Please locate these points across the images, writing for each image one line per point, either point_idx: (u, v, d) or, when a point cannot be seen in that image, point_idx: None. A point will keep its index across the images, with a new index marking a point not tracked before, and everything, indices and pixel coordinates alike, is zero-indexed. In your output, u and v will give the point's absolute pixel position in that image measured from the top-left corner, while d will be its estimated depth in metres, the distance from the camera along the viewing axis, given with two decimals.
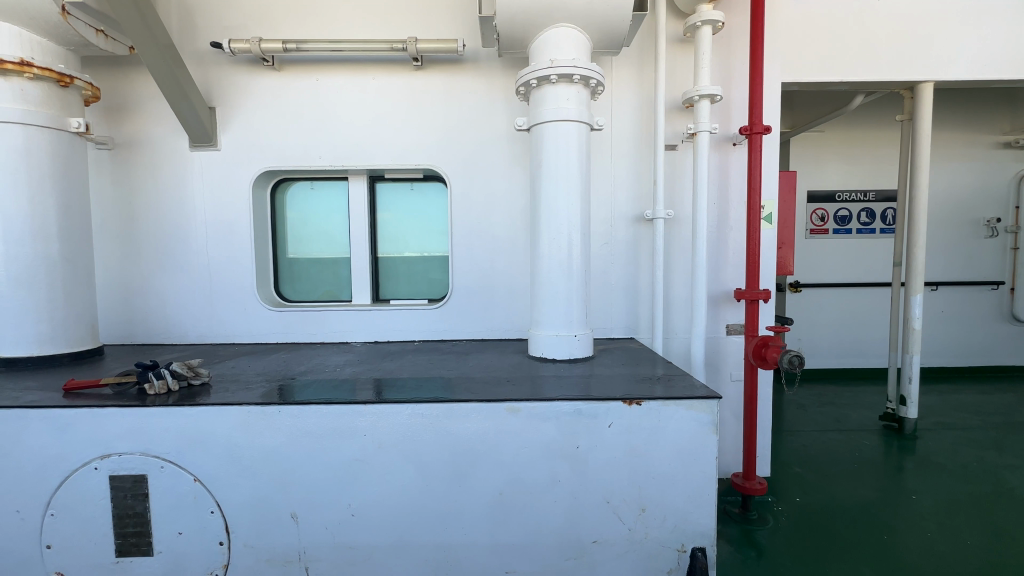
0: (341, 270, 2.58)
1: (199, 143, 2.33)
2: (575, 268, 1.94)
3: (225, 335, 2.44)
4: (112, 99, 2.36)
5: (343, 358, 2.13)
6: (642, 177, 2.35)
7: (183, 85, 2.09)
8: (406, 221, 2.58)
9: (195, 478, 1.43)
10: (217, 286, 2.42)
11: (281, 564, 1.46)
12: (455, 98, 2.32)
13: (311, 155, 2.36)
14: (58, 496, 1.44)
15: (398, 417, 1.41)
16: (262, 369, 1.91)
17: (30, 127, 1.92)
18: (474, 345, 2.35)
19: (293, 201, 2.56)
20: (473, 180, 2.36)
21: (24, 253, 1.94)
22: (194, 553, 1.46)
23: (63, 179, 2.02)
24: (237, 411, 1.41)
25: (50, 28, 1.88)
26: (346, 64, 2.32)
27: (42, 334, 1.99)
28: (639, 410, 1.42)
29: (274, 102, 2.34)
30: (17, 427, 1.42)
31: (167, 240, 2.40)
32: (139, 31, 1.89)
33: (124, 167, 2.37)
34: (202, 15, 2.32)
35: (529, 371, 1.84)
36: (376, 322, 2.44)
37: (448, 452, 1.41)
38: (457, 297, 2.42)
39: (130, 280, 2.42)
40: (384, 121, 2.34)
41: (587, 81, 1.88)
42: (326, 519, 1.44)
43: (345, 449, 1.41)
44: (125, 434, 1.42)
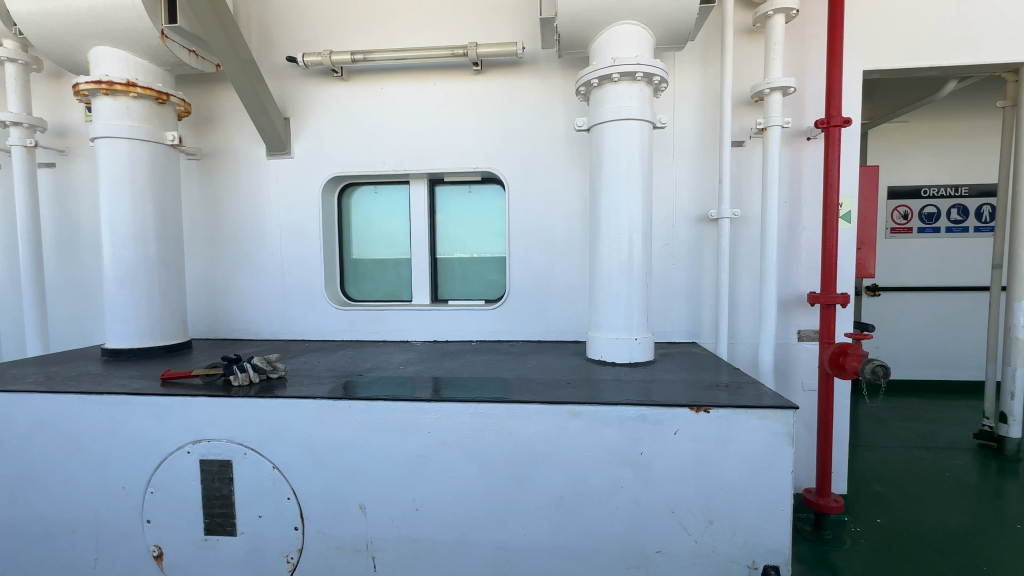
0: (402, 270, 2.67)
1: (274, 152, 2.49)
2: (635, 270, 1.89)
3: (296, 332, 2.59)
4: (200, 114, 2.57)
5: (405, 356, 2.19)
6: (706, 175, 2.26)
7: (261, 97, 2.25)
8: (464, 222, 2.62)
9: (273, 465, 1.53)
10: (289, 285, 2.57)
11: (350, 552, 1.53)
12: (514, 101, 2.34)
13: (376, 160, 2.46)
14: (157, 475, 1.58)
15: (460, 416, 1.44)
16: (331, 365, 2.01)
17: (134, 141, 2.13)
18: (530, 346, 2.35)
19: (358, 204, 2.68)
20: (530, 182, 2.37)
21: (128, 255, 2.16)
22: (272, 536, 1.56)
23: (161, 187, 2.23)
24: (312, 405, 1.49)
25: (151, 51, 2.08)
26: (409, 72, 2.40)
27: (141, 327, 2.20)
28: (707, 418, 1.36)
29: (342, 111, 2.46)
30: (123, 412, 1.58)
31: (247, 242, 2.58)
32: (225, 50, 2.06)
33: (210, 175, 2.58)
34: (278, 31, 2.47)
35: (589, 374, 1.82)
36: (435, 321, 2.50)
37: (510, 452, 1.43)
38: (514, 298, 2.44)
39: (214, 280, 2.62)
40: (444, 126, 2.40)
41: (650, 78, 1.83)
42: (392, 512, 1.49)
43: (410, 445, 1.46)
44: (214, 422, 1.55)
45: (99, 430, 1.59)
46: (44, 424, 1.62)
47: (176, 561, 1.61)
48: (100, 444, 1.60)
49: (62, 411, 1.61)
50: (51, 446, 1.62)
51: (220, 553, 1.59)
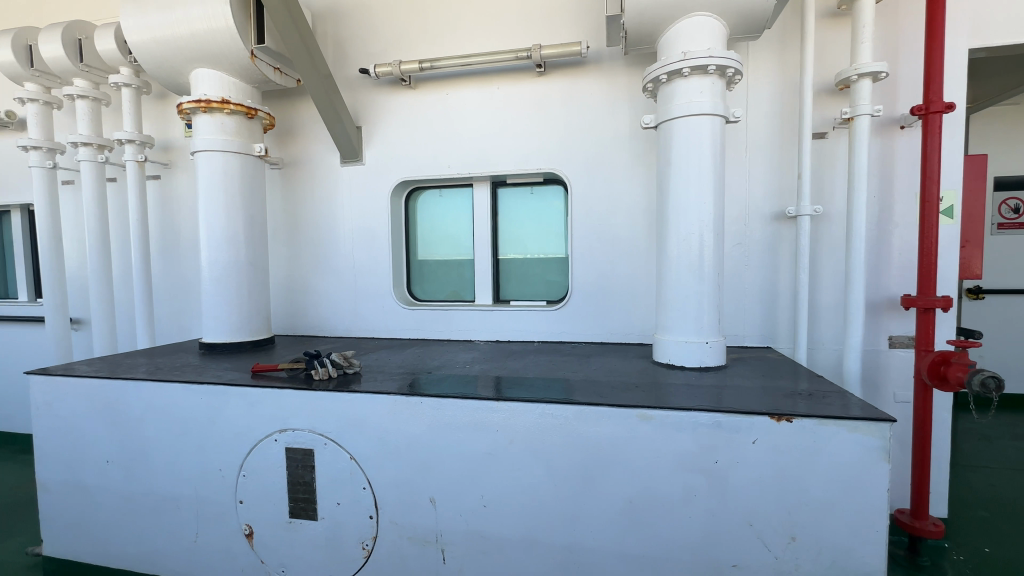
0: (465, 271, 2.73)
1: (348, 159, 2.63)
2: (706, 270, 1.82)
3: (366, 330, 2.72)
4: (282, 126, 2.76)
5: (470, 355, 2.24)
6: (783, 170, 2.13)
7: (337, 108, 2.39)
8: (526, 223, 2.64)
9: (351, 456, 1.62)
10: (361, 285, 2.70)
11: (421, 543, 1.58)
12: (577, 101, 2.33)
13: (442, 164, 2.54)
14: (249, 460, 1.72)
15: (528, 416, 1.45)
16: (400, 363, 2.09)
17: (228, 154, 2.33)
18: (593, 348, 2.32)
19: (423, 207, 2.77)
20: (594, 182, 2.34)
21: (222, 257, 2.36)
22: (350, 522, 1.65)
23: (250, 195, 2.42)
24: (386, 400, 1.56)
25: (242, 70, 2.27)
26: (474, 77, 2.45)
27: (232, 324, 2.41)
28: (790, 427, 1.29)
29: (410, 118, 2.55)
30: (220, 400, 1.73)
31: (323, 245, 2.74)
32: (307, 66, 2.21)
33: (291, 183, 2.76)
34: (352, 45, 2.61)
35: (657, 377, 1.78)
36: (498, 321, 2.54)
37: (577, 453, 1.42)
38: (576, 299, 2.43)
39: (294, 280, 2.81)
40: (507, 128, 2.43)
41: (723, 71, 1.76)
42: (460, 507, 1.53)
43: (479, 443, 1.49)
44: (298, 413, 1.66)
45: (201, 416, 1.76)
46: (155, 409, 1.81)
47: (264, 541, 1.75)
48: (201, 428, 1.76)
49: (169, 398, 1.79)
50: (160, 429, 1.81)
51: (303, 535, 1.70)
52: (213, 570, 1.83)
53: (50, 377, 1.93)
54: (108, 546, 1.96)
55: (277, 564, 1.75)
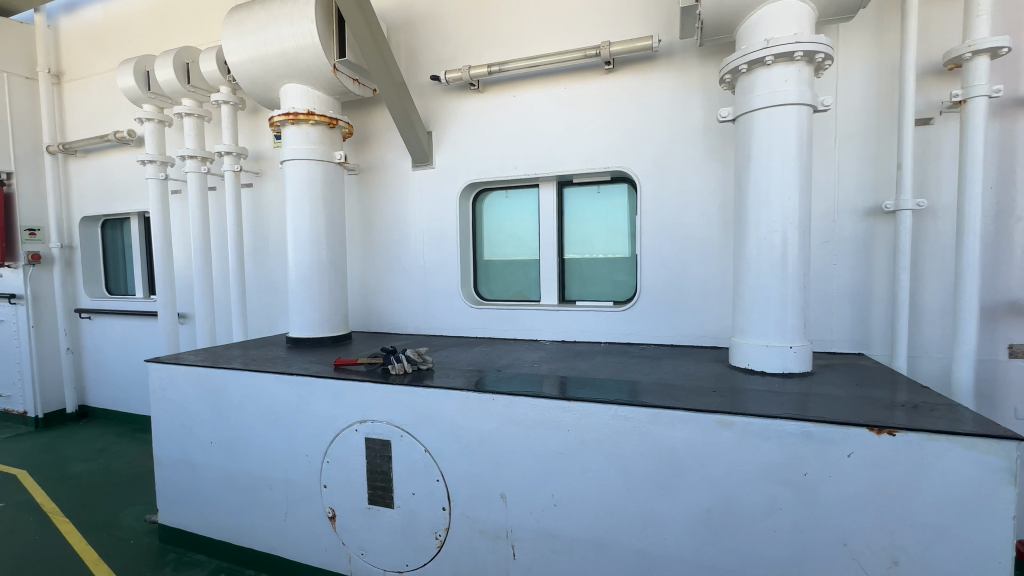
0: (531, 271, 2.75)
1: (419, 163, 2.74)
2: (790, 270, 1.71)
3: (435, 328, 2.82)
4: (359, 133, 2.92)
5: (537, 355, 2.26)
6: (880, 161, 1.96)
7: (410, 115, 2.50)
8: (592, 223, 2.61)
9: (425, 449, 1.68)
10: (430, 284, 2.80)
11: (492, 538, 1.62)
12: (647, 97, 2.27)
13: (509, 165, 2.57)
14: (332, 447, 1.84)
15: (600, 418, 1.44)
16: (470, 360, 2.15)
17: (312, 162, 2.51)
18: (664, 350, 2.26)
19: (490, 208, 2.81)
20: (665, 179, 2.27)
21: (307, 257, 2.54)
22: (424, 512, 1.71)
23: (331, 199, 2.59)
24: (459, 396, 1.61)
25: (326, 84, 2.43)
26: (541, 78, 2.46)
27: (316, 320, 2.59)
28: (892, 441, 1.18)
29: (478, 122, 2.61)
30: (308, 391, 1.86)
31: (395, 246, 2.87)
32: (383, 76, 2.34)
33: (367, 187, 2.92)
34: (424, 54, 2.71)
35: (735, 382, 1.70)
36: (564, 321, 2.54)
37: (651, 457, 1.39)
38: (646, 300, 2.37)
39: (369, 279, 2.97)
40: (575, 127, 2.42)
41: (812, 57, 1.64)
42: (531, 504, 1.55)
43: (550, 442, 1.50)
44: (377, 405, 1.75)
45: (290, 405, 1.90)
46: (251, 397, 1.98)
47: (345, 524, 1.86)
48: (290, 416, 1.91)
49: (263, 387, 1.95)
50: (255, 415, 1.98)
51: (380, 522, 1.79)
52: (300, 549, 1.97)
53: (165, 365, 2.17)
54: (211, 519, 2.17)
55: (356, 547, 1.85)
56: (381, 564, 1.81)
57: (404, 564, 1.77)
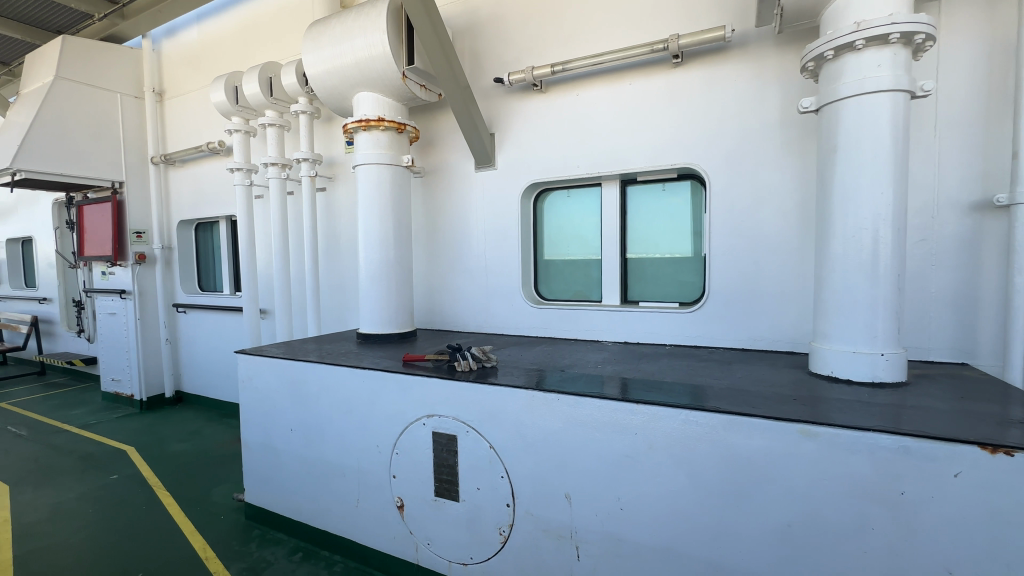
0: (593, 271, 2.72)
1: (482, 165, 2.79)
2: (882, 270, 1.58)
3: (496, 326, 2.86)
4: (425, 137, 3.02)
5: (599, 356, 2.23)
6: (989, 150, 1.76)
7: (474, 118, 2.56)
8: (657, 221, 2.55)
9: (490, 445, 1.71)
10: (491, 284, 2.85)
11: (556, 538, 1.62)
12: (718, 89, 2.18)
13: (571, 165, 2.56)
14: (401, 440, 1.92)
15: (670, 422, 1.40)
16: (533, 359, 2.16)
17: (381, 166, 2.62)
18: (735, 354, 2.15)
19: (550, 208, 2.81)
20: (737, 175, 2.17)
21: (376, 257, 2.67)
22: (488, 508, 1.75)
23: (398, 201, 2.70)
24: (524, 394, 1.63)
25: (395, 90, 2.53)
26: (605, 75, 2.43)
27: (384, 316, 2.71)
28: (1009, 462, 1.06)
29: (541, 122, 2.62)
30: (379, 385, 1.95)
31: (458, 246, 2.94)
32: (448, 81, 2.40)
33: (431, 189, 3.01)
34: (488, 57, 2.76)
35: (816, 390, 1.59)
36: (627, 322, 2.49)
37: (725, 465, 1.34)
38: (715, 302, 2.28)
39: (432, 278, 3.07)
40: (640, 124, 2.36)
41: (911, 38, 1.50)
42: (596, 506, 1.53)
43: (616, 444, 1.48)
44: (444, 401, 1.81)
45: (363, 397, 2.00)
46: (327, 388, 2.11)
47: (413, 514, 1.93)
48: (363, 408, 2.01)
49: (338, 380, 2.07)
50: (331, 406, 2.11)
51: (445, 514, 1.85)
52: (371, 534, 2.07)
53: (251, 357, 2.35)
54: (290, 501, 2.33)
55: (423, 537, 1.92)
56: (446, 555, 1.86)
57: (469, 557, 1.81)
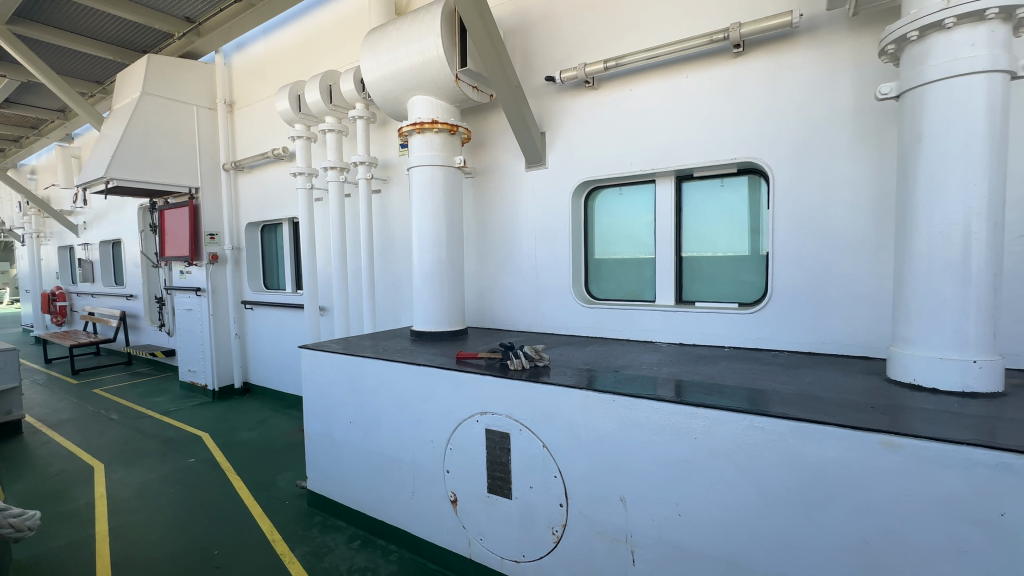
0: (646, 270, 2.65)
1: (532, 164, 2.79)
2: (976, 269, 1.44)
3: (546, 325, 2.86)
4: (476, 138, 3.06)
5: (654, 357, 2.17)
6: None
7: (525, 118, 2.57)
8: (714, 219, 2.45)
9: (544, 444, 1.71)
10: (541, 282, 2.85)
11: (611, 541, 1.59)
12: (783, 79, 2.07)
13: (624, 161, 2.51)
14: (455, 435, 1.95)
15: (732, 427, 1.35)
16: (585, 359, 2.14)
17: (434, 167, 2.68)
18: (801, 358, 2.04)
19: (602, 206, 2.76)
20: (804, 169, 2.05)
21: (429, 256, 2.73)
22: (541, 507, 1.74)
23: (450, 201, 2.74)
24: (578, 394, 1.61)
25: (448, 93, 2.58)
26: (661, 69, 2.36)
27: (436, 314, 2.77)
28: None
29: (592, 119, 2.59)
30: (433, 381, 2.00)
31: (508, 245, 2.96)
32: (500, 81, 2.42)
33: (482, 189, 3.05)
34: (539, 56, 2.75)
35: (896, 398, 1.48)
36: (682, 323, 2.42)
37: (794, 475, 1.27)
38: (778, 303, 2.17)
39: (483, 277, 3.11)
40: (697, 118, 2.28)
41: (1011, 13, 1.36)
42: (653, 511, 1.50)
43: (675, 448, 1.44)
44: (497, 399, 1.82)
45: (418, 393, 2.06)
46: (384, 384, 2.18)
47: (466, 509, 1.96)
48: (418, 403, 2.07)
49: (395, 376, 2.14)
50: (387, 401, 2.18)
51: (498, 511, 1.86)
52: (425, 526, 2.13)
53: (314, 352, 2.47)
54: (349, 491, 2.43)
55: (476, 532, 1.95)
56: (499, 551, 1.88)
57: (521, 555, 1.82)
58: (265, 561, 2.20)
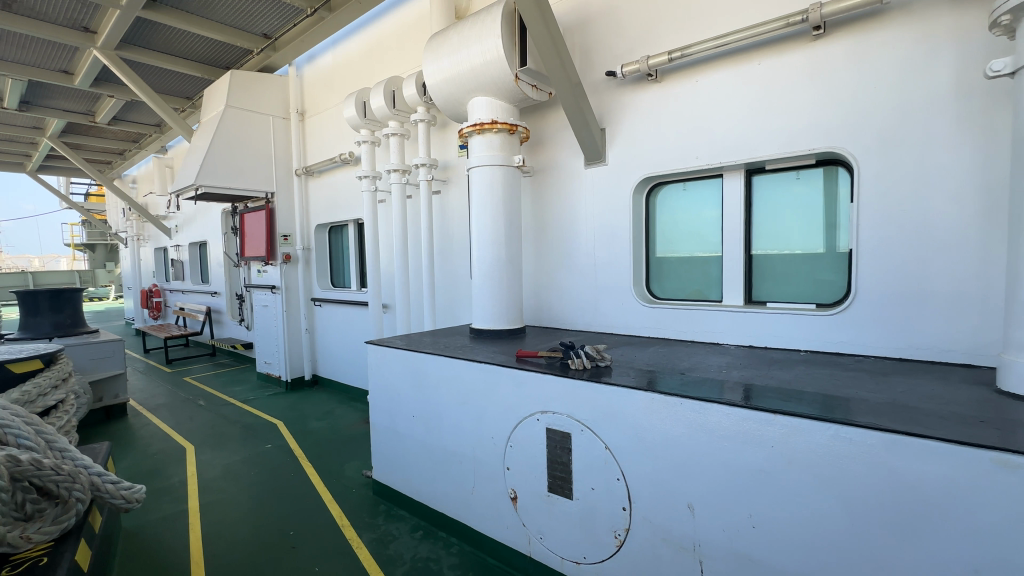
0: (712, 269, 2.54)
1: (592, 161, 2.76)
2: None
3: (605, 325, 2.81)
4: (535, 136, 3.06)
5: (722, 359, 2.08)
6: None
7: (585, 114, 2.54)
8: (789, 214, 2.30)
9: (606, 446, 1.68)
10: (600, 281, 2.80)
11: (677, 549, 1.54)
12: (871, 61, 1.91)
13: (689, 156, 2.41)
14: (515, 433, 1.97)
15: (814, 437, 1.26)
16: (648, 360, 2.08)
17: (493, 167, 2.71)
18: (890, 365, 1.87)
19: (664, 202, 2.67)
20: (894, 158, 1.88)
21: (488, 254, 2.76)
22: (603, 509, 1.72)
23: (509, 200, 2.76)
24: (643, 397, 1.57)
25: (508, 93, 2.60)
26: (730, 57, 2.25)
27: (495, 312, 2.80)
28: None
29: (655, 113, 2.51)
30: (494, 379, 2.03)
31: (566, 243, 2.94)
32: (560, 78, 2.40)
33: (540, 188, 3.05)
34: (599, 51, 2.71)
35: (1009, 412, 1.32)
36: (753, 324, 2.29)
37: (887, 491, 1.17)
38: (862, 304, 2.00)
39: (541, 276, 3.11)
40: (770, 107, 2.15)
41: None
42: (724, 520, 1.43)
43: (749, 457, 1.37)
44: (558, 398, 1.82)
45: (479, 390, 2.10)
46: (446, 380, 2.24)
47: (526, 507, 1.97)
48: (479, 400, 2.10)
49: (456, 373, 2.18)
50: (449, 397, 2.23)
51: (558, 511, 1.85)
52: (485, 521, 2.16)
53: (380, 347, 2.58)
54: (412, 482, 2.52)
55: (535, 530, 1.95)
56: (559, 551, 1.87)
57: (582, 556, 1.80)
58: (336, 545, 2.32)
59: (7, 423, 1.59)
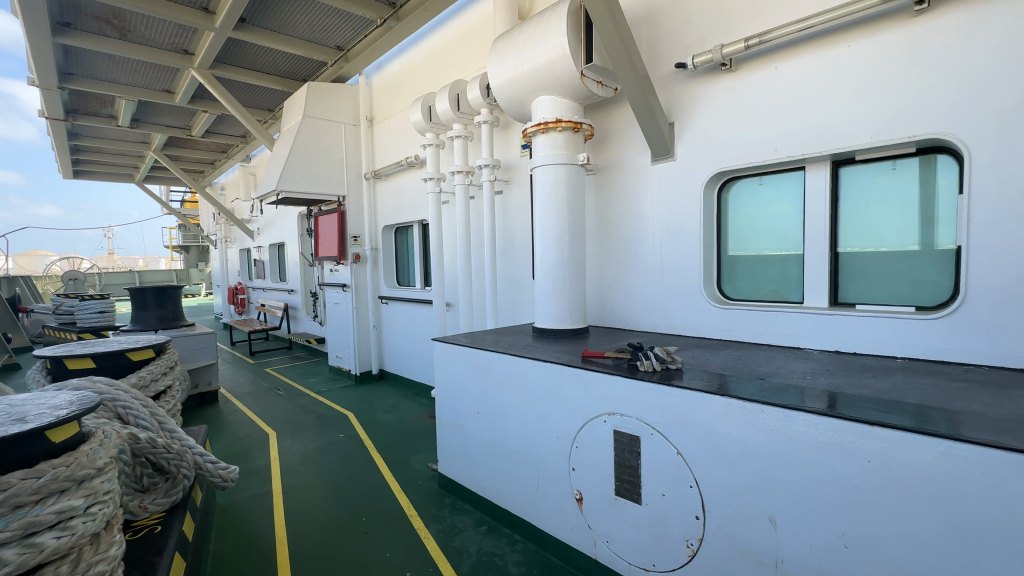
0: (792, 268, 2.38)
1: (659, 157, 2.67)
2: None
3: (673, 326, 2.72)
4: (599, 134, 3.02)
5: (805, 365, 1.94)
6: None
7: (653, 109, 2.46)
8: (883, 207, 2.10)
9: (678, 452, 1.63)
10: (668, 280, 2.71)
11: (756, 564, 1.46)
12: (986, 35, 1.70)
13: (766, 148, 2.28)
14: (582, 434, 1.95)
15: (919, 453, 1.15)
16: (722, 364, 1.99)
17: (557, 165, 2.70)
18: (1009, 376, 1.66)
19: (738, 198, 2.54)
20: (1017, 142, 1.66)
21: (551, 253, 2.76)
22: (674, 516, 1.66)
23: (573, 198, 2.74)
24: (720, 402, 1.51)
25: (573, 90, 2.58)
26: (815, 41, 2.10)
27: (558, 311, 2.79)
28: None
29: (729, 104, 2.39)
30: (560, 379, 2.02)
31: (631, 242, 2.87)
32: (627, 73, 2.35)
33: (604, 186, 3.00)
34: (668, 43, 2.62)
35: None
36: (840, 328, 2.12)
37: (1009, 519, 1.04)
38: (973, 307, 1.80)
39: (604, 275, 3.06)
40: (862, 92, 1.98)
41: None
42: (810, 537, 1.34)
43: (841, 470, 1.27)
44: (627, 400, 1.78)
45: (544, 389, 2.10)
46: (511, 378, 2.26)
47: (592, 509, 1.94)
48: (544, 399, 2.10)
49: (521, 371, 2.20)
50: (514, 395, 2.26)
51: (626, 515, 1.81)
52: (550, 521, 2.16)
53: (446, 345, 2.65)
54: (477, 477, 2.57)
55: (602, 534, 1.92)
56: (627, 556, 1.83)
57: (651, 564, 1.75)
58: (405, 534, 2.41)
59: (129, 404, 1.78)
